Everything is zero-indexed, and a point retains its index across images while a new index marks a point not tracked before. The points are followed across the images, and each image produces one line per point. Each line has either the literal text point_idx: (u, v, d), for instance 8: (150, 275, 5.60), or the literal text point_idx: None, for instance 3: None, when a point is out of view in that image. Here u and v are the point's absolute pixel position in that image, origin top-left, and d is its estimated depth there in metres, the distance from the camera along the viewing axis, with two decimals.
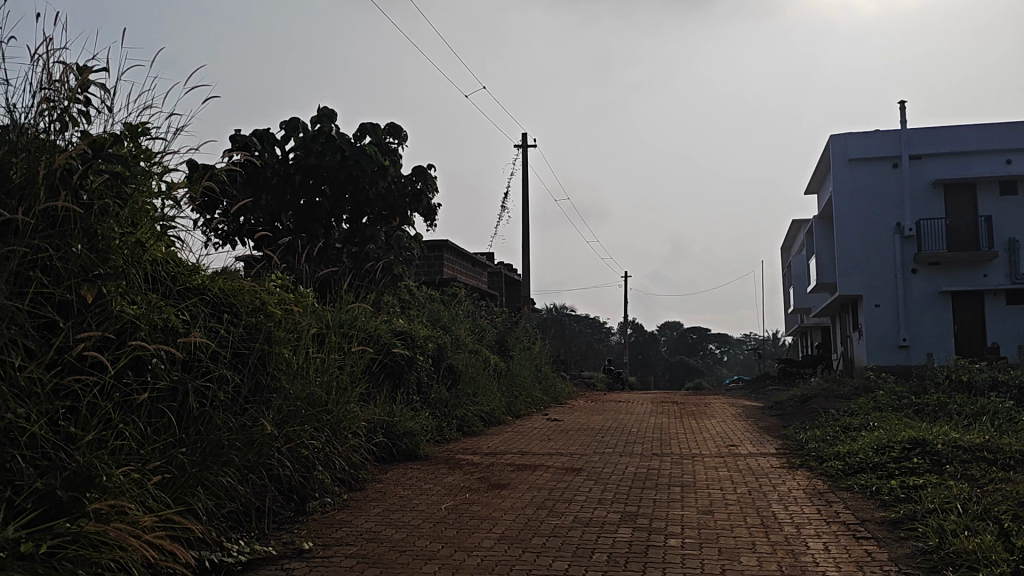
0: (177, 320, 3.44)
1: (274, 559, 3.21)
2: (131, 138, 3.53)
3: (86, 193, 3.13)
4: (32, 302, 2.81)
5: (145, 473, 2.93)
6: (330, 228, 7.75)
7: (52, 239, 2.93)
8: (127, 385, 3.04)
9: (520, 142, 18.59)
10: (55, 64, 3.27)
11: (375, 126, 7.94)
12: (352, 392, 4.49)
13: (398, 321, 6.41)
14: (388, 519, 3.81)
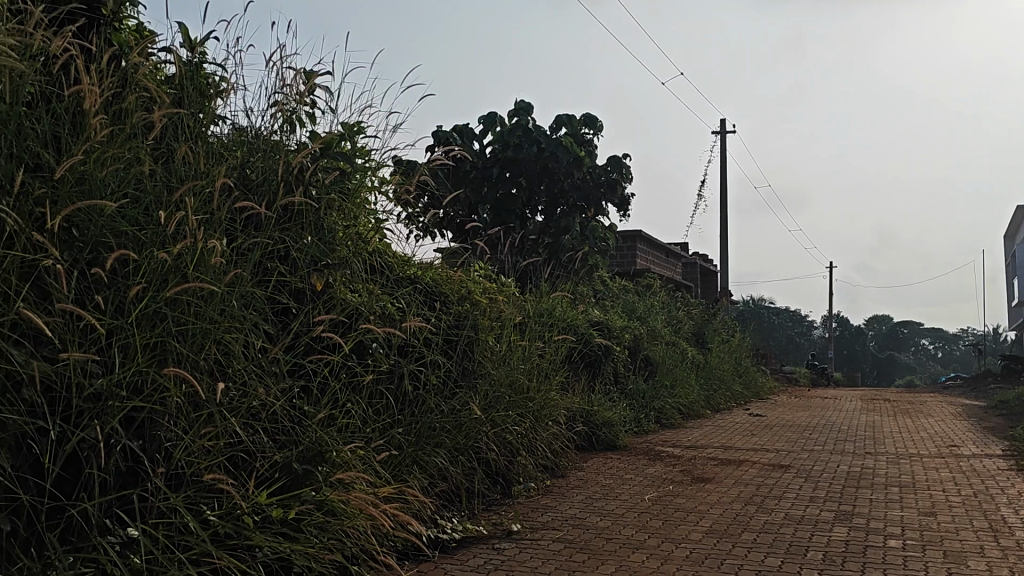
0: (394, 308, 3.65)
1: (485, 538, 3.34)
2: (351, 137, 3.75)
3: (314, 188, 3.37)
4: (271, 289, 3.06)
5: (368, 450, 3.12)
6: (526, 220, 7.92)
7: (287, 232, 3.18)
8: (353, 367, 3.26)
9: (719, 129, 18.21)
10: (287, 70, 3.55)
11: (570, 117, 8.03)
12: (553, 381, 4.59)
13: (594, 311, 6.48)
14: (591, 506, 3.86)
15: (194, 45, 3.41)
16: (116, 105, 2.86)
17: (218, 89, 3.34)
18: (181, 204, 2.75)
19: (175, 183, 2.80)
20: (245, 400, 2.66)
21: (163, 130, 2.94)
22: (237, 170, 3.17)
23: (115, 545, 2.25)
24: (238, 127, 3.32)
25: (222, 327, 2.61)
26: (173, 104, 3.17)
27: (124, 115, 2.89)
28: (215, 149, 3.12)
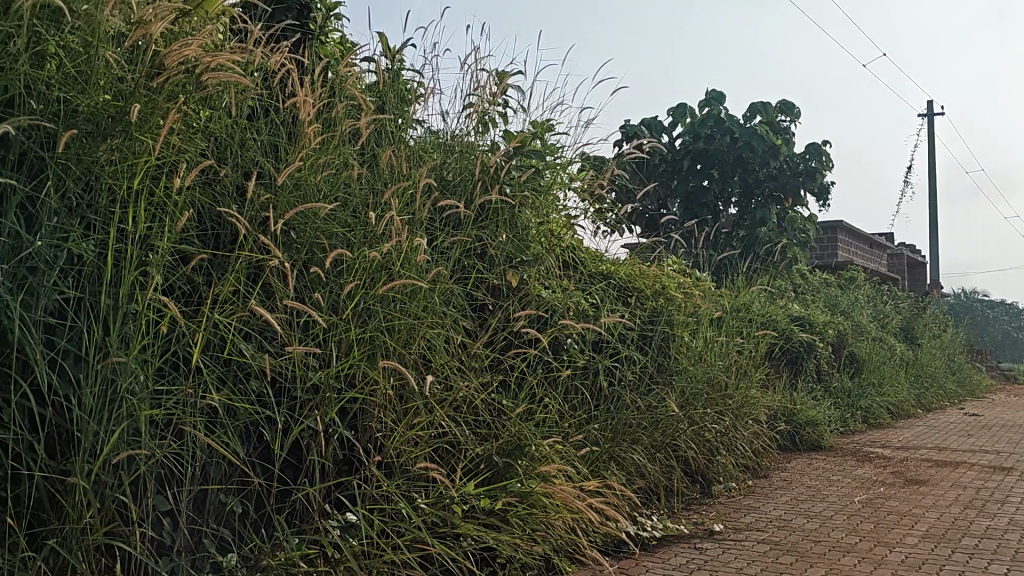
0: (588, 304, 3.67)
1: (686, 537, 3.29)
2: (542, 135, 3.80)
3: (509, 187, 3.44)
4: (471, 287, 3.16)
5: (567, 445, 3.15)
6: (719, 213, 7.73)
7: (484, 230, 3.27)
8: (549, 362, 3.30)
9: (926, 111, 17.03)
10: (481, 72, 3.65)
11: (764, 105, 7.80)
12: (752, 377, 4.45)
13: (792, 306, 6.23)
14: (796, 508, 3.70)
15: (394, 54, 3.58)
16: (326, 114, 3.05)
17: (416, 94, 3.49)
18: (386, 206, 2.90)
19: (379, 186, 2.95)
20: (450, 393, 2.76)
21: (369, 136, 3.10)
22: (436, 171, 3.29)
23: (335, 529, 2.40)
24: (436, 130, 3.45)
25: (427, 323, 2.72)
26: (376, 112, 3.33)
27: (333, 124, 3.07)
28: (416, 153, 3.26)
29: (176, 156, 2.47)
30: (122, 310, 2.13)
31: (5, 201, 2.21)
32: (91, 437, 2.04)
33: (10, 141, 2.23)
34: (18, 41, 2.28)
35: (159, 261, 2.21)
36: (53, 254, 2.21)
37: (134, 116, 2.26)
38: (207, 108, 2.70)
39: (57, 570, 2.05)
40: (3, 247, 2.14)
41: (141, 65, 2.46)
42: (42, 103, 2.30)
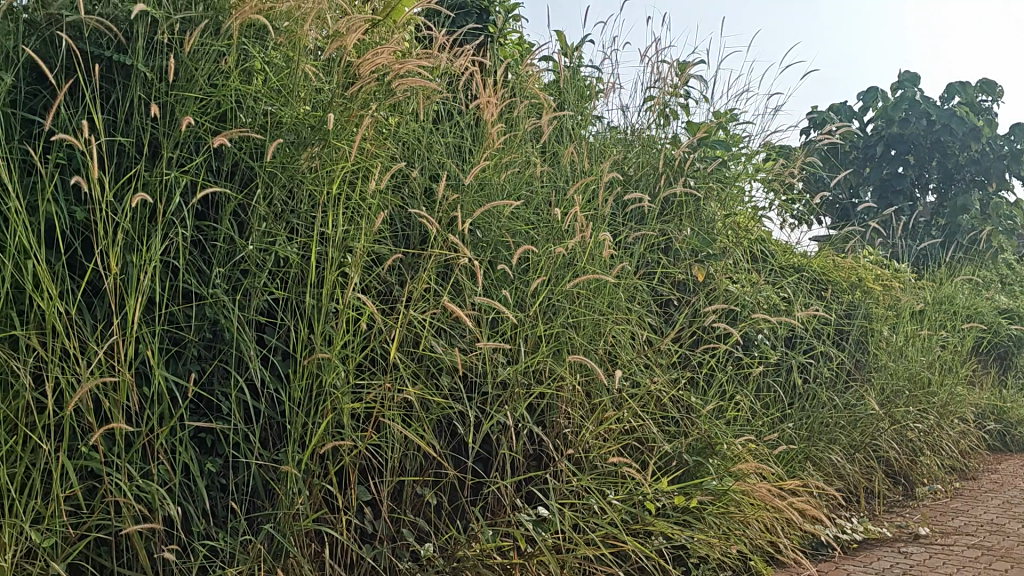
0: (777, 299, 3.57)
1: (888, 541, 3.11)
2: (722, 126, 3.77)
3: (691, 180, 3.43)
4: (656, 282, 3.15)
5: (760, 443, 3.06)
6: (916, 200, 7.28)
7: (669, 223, 3.29)
8: (738, 358, 3.24)
9: None
10: (661, 65, 3.65)
11: (964, 84, 7.29)
12: (957, 374, 4.26)
13: (999, 296, 5.78)
14: (1011, 512, 3.40)
15: (572, 50, 3.62)
16: (508, 114, 3.13)
17: (595, 90, 3.54)
18: (569, 203, 2.93)
19: (561, 185, 2.99)
20: (636, 389, 2.75)
21: (550, 134, 3.16)
22: (617, 166, 3.31)
23: (528, 522, 2.44)
24: (615, 125, 3.48)
25: (612, 318, 2.74)
26: (556, 109, 3.39)
27: (514, 124, 3.14)
28: (596, 147, 3.29)
29: (370, 162, 2.60)
30: (326, 308, 2.26)
31: (220, 209, 2.41)
32: (300, 428, 2.18)
33: (224, 153, 2.42)
34: (230, 61, 2.48)
35: (357, 262, 2.33)
36: (263, 257, 2.38)
37: (332, 125, 2.39)
38: (397, 114, 2.83)
39: (273, 552, 2.20)
40: (220, 251, 2.33)
41: (337, 76, 2.61)
42: (251, 116, 2.49)
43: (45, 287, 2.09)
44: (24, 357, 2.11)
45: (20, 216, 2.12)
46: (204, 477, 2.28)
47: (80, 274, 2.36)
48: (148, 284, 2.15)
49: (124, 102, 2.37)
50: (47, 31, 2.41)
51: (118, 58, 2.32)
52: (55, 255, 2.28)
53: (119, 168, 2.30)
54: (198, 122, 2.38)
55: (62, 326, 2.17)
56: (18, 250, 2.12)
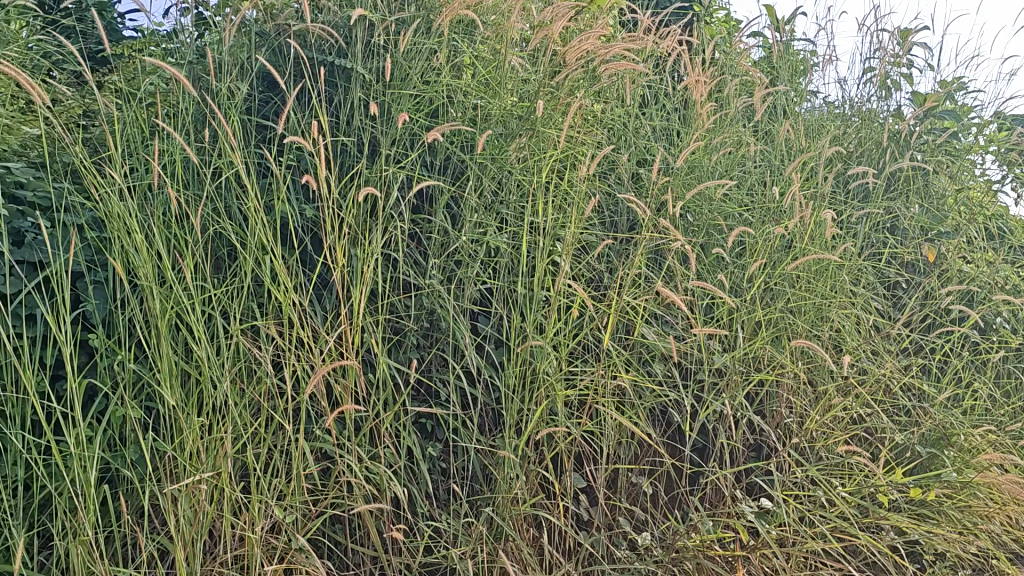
0: (1018, 279, 3.30)
1: None
2: (948, 96, 3.58)
3: (916, 156, 3.24)
4: (880, 264, 3.00)
5: (1003, 435, 2.83)
6: None
7: (894, 200, 3.13)
8: (973, 343, 3.01)
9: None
10: (880, 34, 3.50)
11: None
12: None
13: None
14: None
15: (784, 24, 3.53)
16: (715, 94, 3.08)
17: (810, 64, 3.49)
18: (783, 182, 2.84)
19: (775, 163, 2.92)
20: (861, 376, 2.61)
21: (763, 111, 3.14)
22: (833, 143, 3.19)
23: (750, 512, 2.38)
24: (833, 102, 3.44)
25: (834, 302, 2.63)
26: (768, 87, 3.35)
27: (723, 104, 3.08)
28: (813, 123, 3.26)
29: (577, 149, 2.63)
30: (538, 296, 2.30)
31: (435, 203, 2.51)
32: (516, 414, 2.22)
33: (437, 147, 2.52)
34: (440, 58, 2.60)
35: (568, 250, 2.35)
36: (476, 248, 2.45)
37: (540, 112, 2.43)
38: (603, 100, 2.85)
39: (494, 534, 2.27)
40: (435, 242, 2.42)
41: (544, 66, 2.66)
42: (461, 111, 2.58)
43: (281, 280, 2.25)
44: (265, 345, 2.29)
45: (258, 215, 2.30)
46: (426, 460, 2.39)
47: (310, 268, 2.53)
48: (371, 275, 2.27)
49: (345, 103, 2.53)
50: (276, 42, 2.61)
51: (339, 62, 2.48)
52: (288, 251, 2.45)
53: (342, 167, 2.45)
54: (413, 119, 2.49)
55: (296, 316, 2.34)
56: (257, 246, 2.30)
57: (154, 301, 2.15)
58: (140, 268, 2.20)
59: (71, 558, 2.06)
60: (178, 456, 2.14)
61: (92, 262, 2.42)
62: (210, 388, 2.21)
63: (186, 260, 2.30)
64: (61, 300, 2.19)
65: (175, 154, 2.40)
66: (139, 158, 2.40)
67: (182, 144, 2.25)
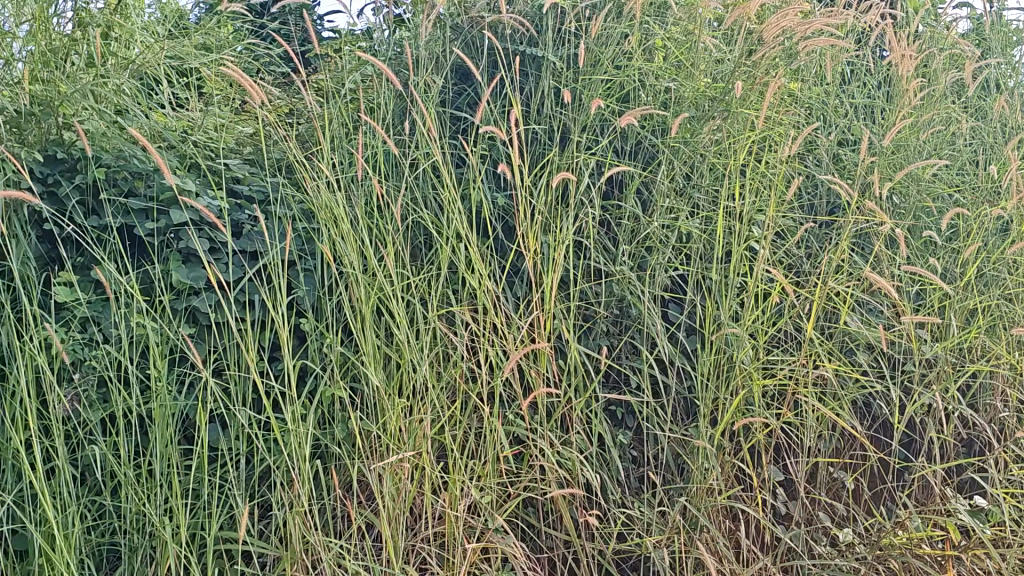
0: None
1: None
2: None
3: None
4: None
5: None
6: None
7: None
8: None
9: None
10: None
11: None
12: None
13: None
14: None
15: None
16: (920, 70, 2.94)
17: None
18: (998, 161, 2.67)
19: (988, 141, 2.75)
20: None
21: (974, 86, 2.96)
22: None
23: (963, 511, 2.25)
24: None
25: None
26: (979, 61, 3.16)
27: (930, 81, 2.93)
28: None
29: (773, 131, 2.59)
30: (732, 282, 2.27)
31: (627, 188, 2.54)
32: (710, 402, 2.21)
33: (629, 133, 2.55)
34: (631, 41, 2.65)
35: (765, 235, 2.31)
36: (668, 233, 2.45)
37: (737, 92, 2.41)
38: (798, 80, 2.78)
39: (688, 522, 2.27)
40: (626, 229, 2.45)
41: (738, 45, 2.64)
42: (652, 95, 2.61)
43: (476, 268, 2.34)
44: (461, 330, 2.40)
45: (455, 205, 2.41)
46: (617, 448, 2.44)
47: (502, 257, 2.62)
48: (563, 262, 2.33)
49: (536, 93, 2.61)
50: (469, 35, 2.71)
51: (531, 52, 2.56)
52: (482, 241, 2.55)
53: (535, 157, 2.51)
54: (605, 105, 2.53)
55: (490, 302, 2.43)
56: (452, 235, 2.41)
57: (362, 288, 2.30)
58: (347, 256, 2.36)
59: (289, 526, 2.25)
60: (383, 435, 2.28)
61: (303, 251, 2.61)
62: (411, 370, 2.34)
63: (389, 249, 2.45)
64: (278, 287, 2.39)
65: (379, 148, 2.55)
66: (345, 153, 2.58)
67: (386, 139, 2.40)
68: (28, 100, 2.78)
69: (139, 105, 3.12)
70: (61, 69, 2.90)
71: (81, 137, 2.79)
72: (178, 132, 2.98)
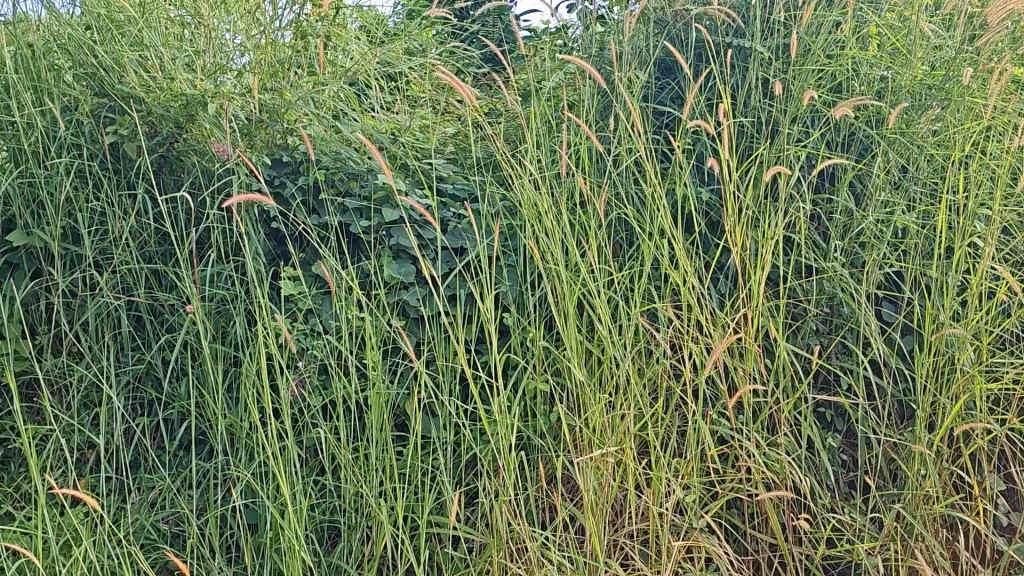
0: None
1: None
2: None
3: None
4: None
5: None
6: None
7: None
8: None
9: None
10: None
11: None
12: None
13: None
14: None
15: None
16: None
17: None
18: None
19: None
20: None
21: None
22: None
23: None
24: None
25: None
26: None
27: None
28: None
29: (998, 119, 2.66)
30: (953, 283, 2.37)
31: (838, 180, 2.75)
32: (930, 405, 2.33)
33: (843, 125, 2.77)
34: (844, 31, 2.86)
35: (992, 229, 2.37)
36: (882, 229, 2.61)
37: (968, 78, 2.50)
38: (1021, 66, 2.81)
39: (906, 530, 2.43)
40: (838, 224, 2.65)
41: (958, 31, 2.84)
42: (866, 82, 2.86)
43: (682, 265, 2.46)
44: (664, 327, 2.54)
45: (659, 202, 2.54)
46: (826, 451, 2.63)
47: (711, 253, 2.79)
48: (768, 261, 2.48)
49: (743, 82, 2.91)
50: (675, 27, 3.00)
51: (737, 43, 2.85)
52: (691, 237, 2.74)
53: (743, 148, 2.78)
54: (817, 96, 2.79)
55: (695, 300, 2.55)
56: (657, 232, 2.54)
57: (565, 283, 2.45)
58: (552, 252, 2.52)
59: (496, 513, 2.41)
60: (586, 430, 2.45)
61: (506, 247, 2.75)
62: (614, 364, 2.50)
63: (591, 245, 2.56)
64: (486, 281, 2.51)
65: (583, 145, 2.68)
66: (549, 151, 2.69)
67: (592, 138, 2.57)
68: (258, 107, 3.02)
69: (352, 110, 3.34)
70: (286, 79, 3.12)
71: (303, 141, 3.02)
72: (387, 134, 3.17)
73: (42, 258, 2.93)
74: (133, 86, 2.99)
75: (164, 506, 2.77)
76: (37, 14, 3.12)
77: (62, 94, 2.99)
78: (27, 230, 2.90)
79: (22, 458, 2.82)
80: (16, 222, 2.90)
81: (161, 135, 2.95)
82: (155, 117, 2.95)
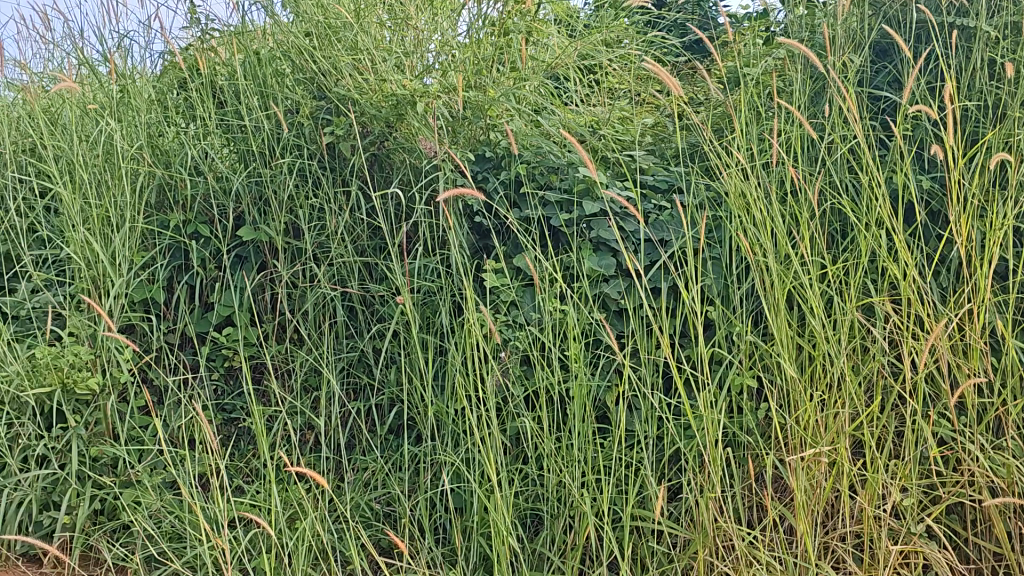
0: None
1: None
2: None
3: None
4: None
5: None
6: None
7: None
8: None
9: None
10: None
11: None
12: None
13: None
14: None
15: None
16: None
17: None
18: None
19: None
20: None
21: None
22: None
23: None
24: None
25: None
26: None
27: None
28: None
29: None
30: None
31: None
32: None
33: None
34: None
35: None
36: None
37: None
38: None
39: None
40: None
41: None
42: None
43: (902, 259, 2.34)
44: (881, 323, 2.42)
45: (876, 192, 2.42)
46: None
47: (931, 245, 2.64)
48: (999, 252, 2.32)
49: (967, 64, 2.74)
50: (892, 8, 2.87)
51: (961, 22, 2.69)
52: (909, 228, 2.60)
53: (967, 133, 2.62)
54: None
55: (915, 295, 2.41)
56: (874, 224, 2.42)
57: (775, 275, 2.38)
58: (763, 244, 2.45)
59: (702, 509, 2.38)
60: (797, 428, 2.38)
61: (709, 239, 2.71)
62: (826, 360, 2.41)
63: (802, 236, 2.47)
64: (690, 273, 2.47)
65: (793, 134, 2.59)
66: (756, 140, 2.61)
67: (807, 126, 2.43)
68: (462, 105, 3.12)
69: (551, 104, 3.38)
70: (489, 75, 3.20)
71: (507, 136, 3.09)
72: (587, 127, 3.20)
73: (266, 251, 3.15)
74: (348, 89, 3.16)
75: (376, 487, 2.91)
76: (262, 24, 3.35)
77: (284, 97, 3.21)
78: (254, 225, 3.12)
79: (250, 436, 3.04)
80: (245, 218, 3.13)
81: (373, 134, 3.10)
82: (367, 117, 3.11)
